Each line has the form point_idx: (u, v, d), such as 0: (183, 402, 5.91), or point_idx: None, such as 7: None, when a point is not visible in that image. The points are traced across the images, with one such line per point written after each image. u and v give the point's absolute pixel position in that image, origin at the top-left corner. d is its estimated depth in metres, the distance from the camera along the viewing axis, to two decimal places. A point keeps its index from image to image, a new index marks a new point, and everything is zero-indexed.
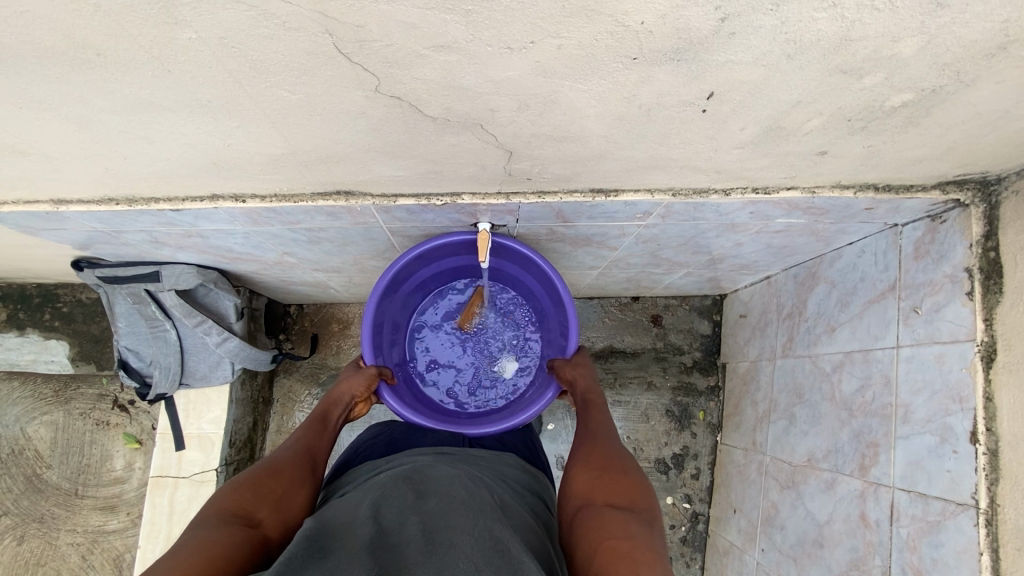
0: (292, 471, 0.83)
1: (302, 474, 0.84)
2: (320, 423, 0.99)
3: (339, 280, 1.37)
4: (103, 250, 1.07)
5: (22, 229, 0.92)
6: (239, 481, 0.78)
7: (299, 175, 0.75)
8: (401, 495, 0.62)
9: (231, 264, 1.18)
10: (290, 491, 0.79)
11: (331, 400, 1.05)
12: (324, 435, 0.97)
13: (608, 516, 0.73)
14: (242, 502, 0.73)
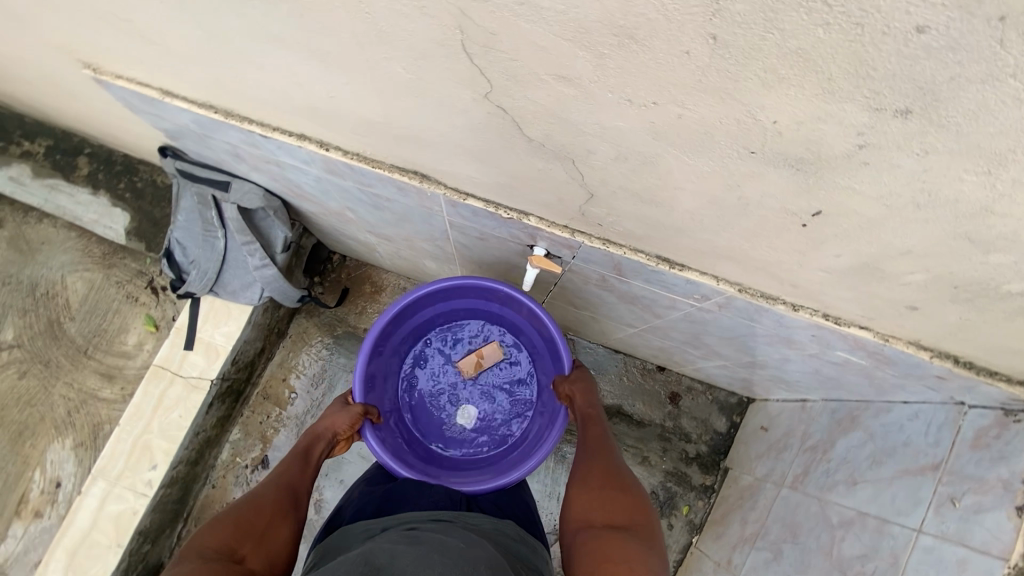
0: (271, 508, 0.90)
1: (281, 510, 0.91)
2: (303, 457, 1.06)
3: (387, 248, 1.39)
4: (191, 147, 1.12)
5: (128, 105, 0.97)
6: (221, 517, 0.86)
7: (385, 145, 0.76)
8: (397, 543, 0.73)
9: (295, 199, 1.21)
10: (269, 523, 0.87)
11: (316, 434, 1.12)
12: (308, 468, 1.05)
13: (610, 536, 0.82)
14: (225, 541, 0.81)
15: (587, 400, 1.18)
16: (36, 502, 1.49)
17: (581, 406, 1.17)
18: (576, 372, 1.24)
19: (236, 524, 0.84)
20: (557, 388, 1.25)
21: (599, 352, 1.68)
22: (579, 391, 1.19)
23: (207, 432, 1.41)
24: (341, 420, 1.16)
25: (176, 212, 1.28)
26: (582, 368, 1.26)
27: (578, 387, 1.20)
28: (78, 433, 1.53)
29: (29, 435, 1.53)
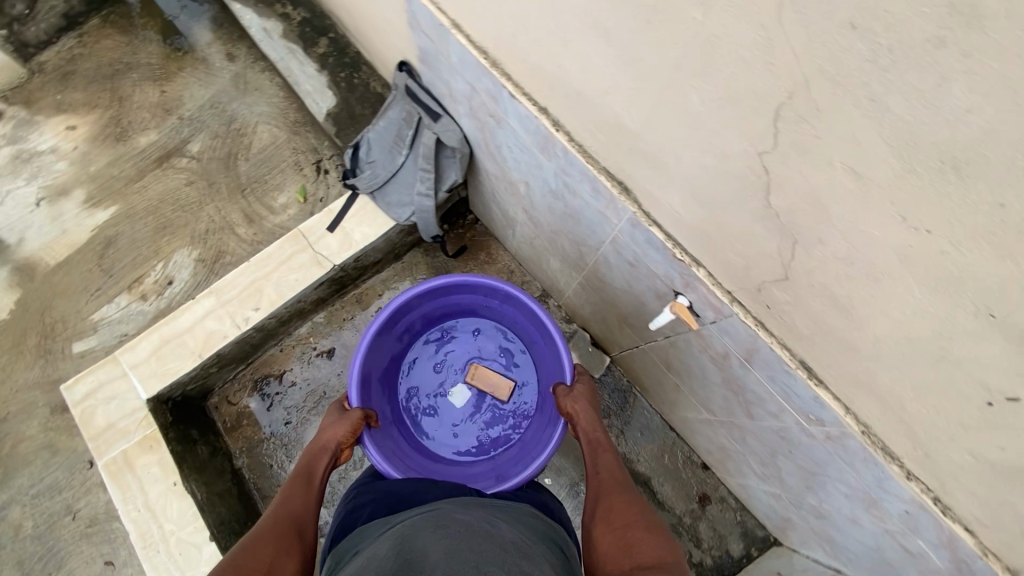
0: (276, 532, 0.91)
1: (288, 532, 0.92)
2: (308, 478, 1.09)
3: (526, 232, 1.48)
4: (429, 74, 1.25)
5: (411, 20, 1.10)
6: (228, 557, 0.83)
7: (617, 150, 0.83)
8: (421, 535, 0.78)
9: (483, 155, 1.31)
10: (272, 547, 0.87)
11: (314, 453, 1.18)
12: (310, 490, 1.06)
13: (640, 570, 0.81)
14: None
15: (589, 420, 1.25)
16: (146, 288, 1.68)
17: (585, 424, 1.24)
18: (577, 388, 1.33)
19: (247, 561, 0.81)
20: (560, 402, 1.31)
21: (653, 418, 1.68)
22: (578, 409, 1.27)
23: (304, 304, 1.53)
24: (341, 429, 1.26)
25: (383, 117, 1.44)
26: (585, 385, 1.35)
27: (581, 407, 1.27)
28: (203, 251, 1.72)
29: (169, 233, 1.73)
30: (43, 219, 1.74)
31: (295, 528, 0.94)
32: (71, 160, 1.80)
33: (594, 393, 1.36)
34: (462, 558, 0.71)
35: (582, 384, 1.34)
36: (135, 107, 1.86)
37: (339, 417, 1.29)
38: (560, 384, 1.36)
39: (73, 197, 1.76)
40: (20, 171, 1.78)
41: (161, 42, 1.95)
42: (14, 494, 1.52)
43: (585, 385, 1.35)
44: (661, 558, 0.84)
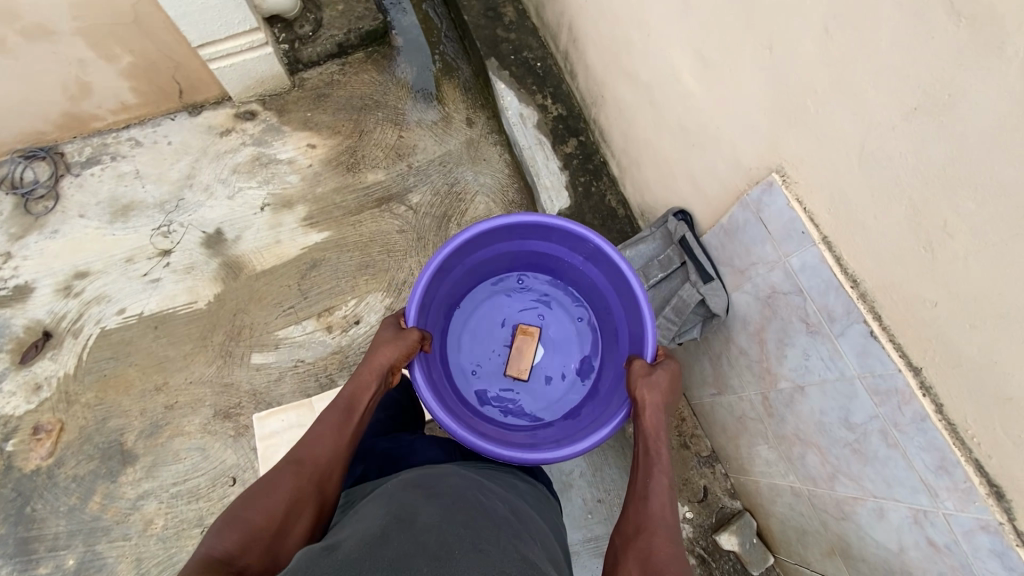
0: (287, 476, 0.89)
1: (302, 477, 0.89)
2: (344, 411, 1.03)
3: (740, 406, 1.37)
4: (721, 243, 1.17)
5: (746, 201, 1.03)
6: (232, 512, 0.82)
7: (1020, 460, 0.72)
8: (416, 502, 0.76)
9: (742, 332, 1.22)
10: (278, 494, 0.85)
11: (360, 380, 1.10)
12: (345, 427, 1.01)
13: None
14: (231, 542, 0.76)
15: (659, 425, 1.07)
16: (333, 320, 1.70)
17: (649, 426, 1.06)
18: (658, 376, 1.12)
19: (244, 516, 0.81)
20: (633, 387, 1.12)
21: None
22: (649, 403, 1.09)
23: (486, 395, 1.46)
24: (389, 347, 1.15)
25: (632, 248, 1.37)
26: (666, 370, 1.14)
27: (653, 397, 1.09)
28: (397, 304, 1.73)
29: (369, 274, 1.76)
30: (262, 224, 1.81)
31: (310, 474, 0.91)
32: (303, 176, 1.88)
33: (675, 384, 1.15)
34: (455, 526, 0.70)
35: (665, 372, 1.13)
36: (370, 143, 1.93)
37: (393, 337, 1.17)
38: (639, 360, 1.16)
39: (294, 212, 1.83)
40: (256, 173, 1.87)
41: (410, 88, 2.03)
42: (155, 487, 1.52)
43: (668, 369, 1.14)
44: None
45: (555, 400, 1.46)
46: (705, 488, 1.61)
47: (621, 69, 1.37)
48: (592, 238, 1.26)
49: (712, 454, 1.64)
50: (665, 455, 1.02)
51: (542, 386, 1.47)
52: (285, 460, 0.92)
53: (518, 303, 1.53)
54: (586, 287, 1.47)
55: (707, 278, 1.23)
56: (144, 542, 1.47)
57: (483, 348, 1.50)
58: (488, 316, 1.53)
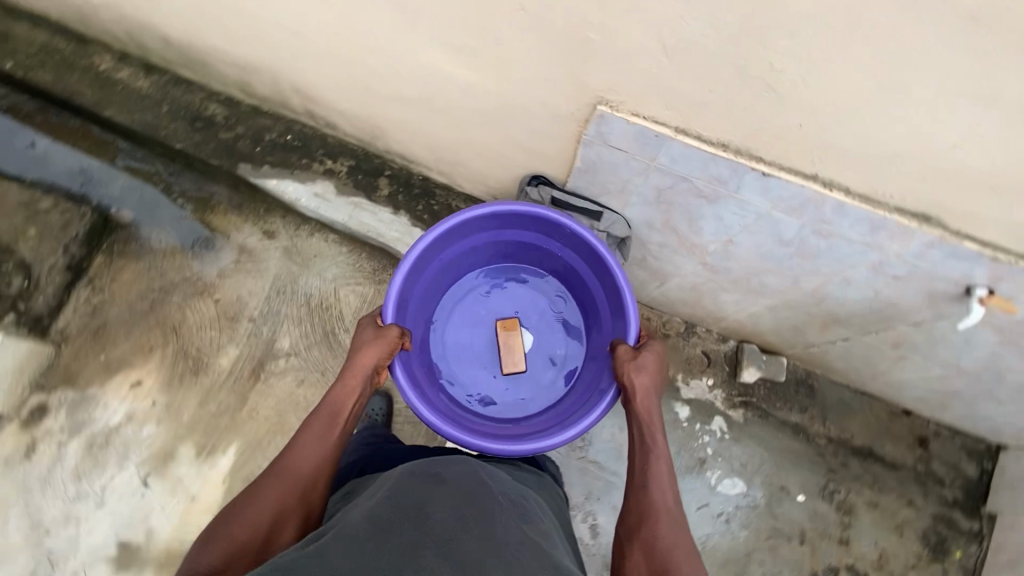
0: (274, 498, 0.84)
1: (293, 500, 0.85)
2: (329, 422, 0.96)
3: (688, 282, 1.44)
4: (585, 178, 1.15)
5: (588, 139, 1.01)
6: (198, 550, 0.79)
7: (927, 186, 0.84)
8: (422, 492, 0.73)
9: (654, 232, 1.25)
10: (273, 523, 0.82)
11: (345, 387, 1.02)
12: (332, 445, 0.94)
13: None
14: (211, 561, 0.75)
15: (650, 403, 1.06)
16: None
17: (640, 406, 1.05)
18: (644, 358, 1.10)
19: (249, 556, 0.77)
20: (618, 370, 1.10)
21: (846, 391, 1.62)
22: (640, 388, 1.06)
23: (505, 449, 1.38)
24: (369, 352, 1.05)
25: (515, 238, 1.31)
26: (651, 352, 1.12)
27: (641, 381, 1.07)
28: None
29: None
30: (163, 496, 1.48)
31: (303, 494, 0.86)
32: (158, 419, 1.55)
33: (662, 364, 1.12)
34: (464, 519, 0.68)
35: (650, 352, 1.11)
36: (194, 330, 1.62)
37: (371, 339, 1.07)
38: (624, 345, 1.14)
39: (183, 457, 1.52)
40: (106, 458, 1.51)
41: (182, 249, 1.68)
42: None
43: (653, 352, 1.12)
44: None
45: (549, 386, 1.40)
46: (704, 353, 1.66)
47: (378, 94, 1.24)
48: (568, 224, 1.15)
49: (685, 322, 1.68)
50: (657, 430, 1.01)
51: (534, 375, 1.41)
52: (262, 477, 0.88)
53: (505, 291, 1.45)
54: (569, 275, 1.39)
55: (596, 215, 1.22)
56: None
57: (458, 338, 1.42)
58: (464, 308, 1.44)
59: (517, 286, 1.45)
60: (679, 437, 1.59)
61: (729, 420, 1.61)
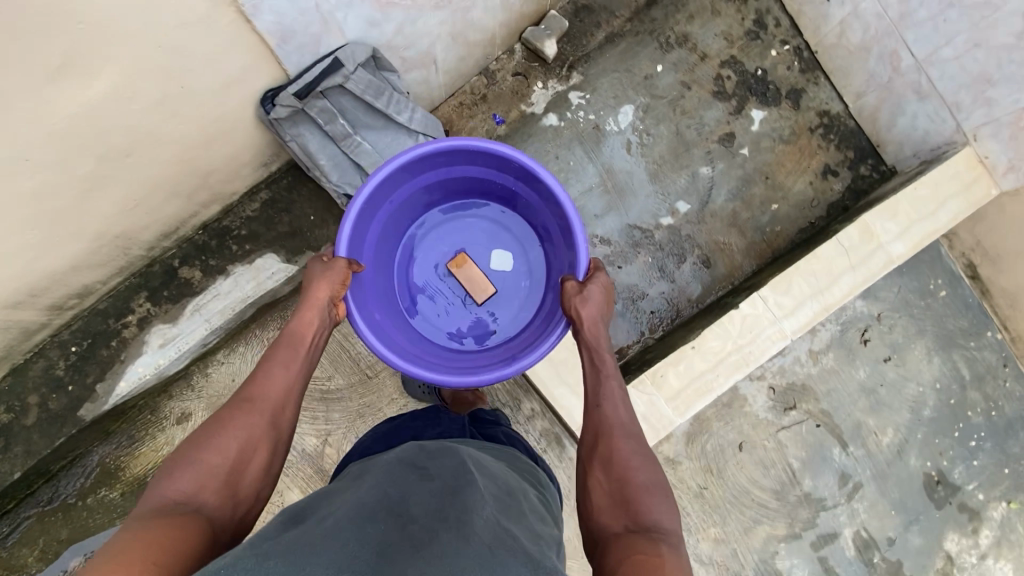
0: (240, 424, 0.87)
1: (257, 423, 0.88)
2: (291, 349, 1.00)
3: (446, 37, 1.41)
4: (293, 45, 1.05)
5: (251, 1, 0.90)
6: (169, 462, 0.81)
7: None
8: (442, 483, 0.72)
9: (388, 27, 1.17)
10: (243, 450, 0.85)
11: (301, 317, 1.05)
12: (297, 377, 0.98)
13: (639, 550, 0.76)
14: (190, 481, 0.78)
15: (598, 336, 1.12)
16: None
17: (589, 334, 1.12)
18: (590, 293, 1.15)
19: (215, 481, 0.80)
20: (566, 304, 1.15)
21: None
22: (588, 318, 1.13)
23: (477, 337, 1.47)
24: (323, 289, 1.07)
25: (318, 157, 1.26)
26: (595, 286, 1.17)
27: (588, 314, 1.13)
28: None
29: None
30: None
31: (266, 415, 0.90)
32: None
33: (609, 296, 1.19)
34: (508, 533, 0.66)
35: (593, 287, 1.15)
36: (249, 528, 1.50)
37: (325, 271, 1.10)
38: (570, 282, 1.18)
39: None
40: None
41: None
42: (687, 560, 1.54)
43: (598, 284, 1.17)
44: (648, 525, 0.82)
45: (501, 318, 1.45)
46: (517, 74, 1.72)
47: (72, 205, 1.03)
48: (514, 158, 1.20)
49: (481, 71, 1.71)
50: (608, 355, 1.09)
51: (501, 303, 1.46)
52: (239, 403, 0.90)
53: (459, 234, 1.47)
54: (524, 211, 1.41)
55: (336, 65, 1.15)
56: (735, 537, 1.55)
57: (420, 276, 1.46)
58: (424, 246, 1.47)
59: (475, 217, 1.47)
60: (570, 133, 1.70)
61: (576, 86, 1.72)
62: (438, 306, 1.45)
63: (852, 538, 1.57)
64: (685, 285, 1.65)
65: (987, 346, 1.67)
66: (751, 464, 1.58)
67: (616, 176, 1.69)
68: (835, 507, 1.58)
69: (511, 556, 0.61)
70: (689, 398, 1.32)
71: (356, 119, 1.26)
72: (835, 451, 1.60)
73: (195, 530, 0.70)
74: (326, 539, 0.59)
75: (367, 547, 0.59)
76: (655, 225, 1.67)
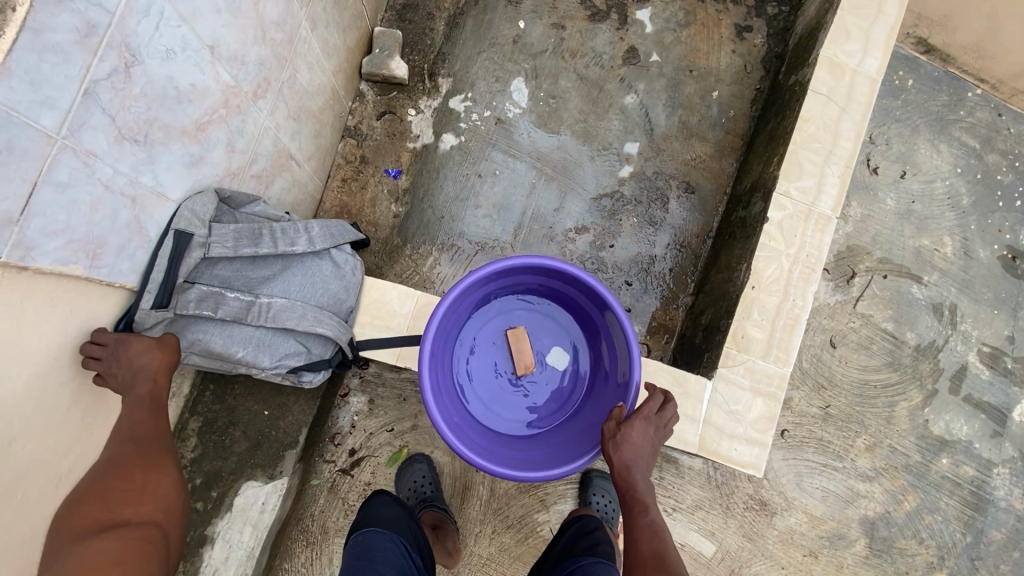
0: (141, 459, 0.73)
1: (158, 458, 0.75)
2: (153, 406, 0.78)
3: (285, 122, 1.10)
4: (112, 253, 0.72)
5: (14, 244, 0.57)
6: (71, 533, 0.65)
7: None
8: None
9: (208, 156, 0.87)
10: (152, 477, 0.73)
11: (140, 384, 0.76)
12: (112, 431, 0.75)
13: None
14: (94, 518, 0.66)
15: (644, 486, 0.83)
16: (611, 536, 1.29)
17: (626, 478, 0.83)
18: (630, 432, 0.86)
19: (135, 504, 0.69)
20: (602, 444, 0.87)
21: None
22: (626, 459, 0.84)
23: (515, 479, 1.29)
24: (150, 357, 0.77)
25: (231, 354, 0.90)
26: (637, 422, 0.86)
27: (635, 447, 0.85)
28: (532, 506, 1.28)
29: None
30: None
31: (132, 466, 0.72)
32: None
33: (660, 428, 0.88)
34: None
35: (635, 431, 0.85)
36: None
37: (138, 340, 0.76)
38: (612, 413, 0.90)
39: None
40: None
41: None
42: (859, 487, 1.35)
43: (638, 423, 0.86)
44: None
45: (525, 420, 1.04)
46: (385, 111, 1.45)
47: None
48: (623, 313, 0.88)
49: (345, 133, 1.43)
50: (651, 502, 0.82)
51: (529, 408, 1.05)
52: (121, 442, 0.75)
53: (545, 330, 1.08)
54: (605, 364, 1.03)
55: (179, 238, 0.81)
56: (884, 434, 1.38)
57: (480, 344, 1.07)
58: (500, 321, 1.08)
59: (565, 326, 1.08)
60: (476, 142, 1.43)
61: (452, 92, 1.46)
62: (483, 382, 1.05)
63: (979, 360, 1.44)
64: (684, 223, 1.44)
65: (975, 106, 1.56)
66: (853, 353, 1.41)
67: (550, 157, 1.44)
68: (948, 342, 1.44)
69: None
70: (784, 340, 1.12)
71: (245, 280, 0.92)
72: (915, 290, 1.46)
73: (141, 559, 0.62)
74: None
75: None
76: (618, 183, 1.45)
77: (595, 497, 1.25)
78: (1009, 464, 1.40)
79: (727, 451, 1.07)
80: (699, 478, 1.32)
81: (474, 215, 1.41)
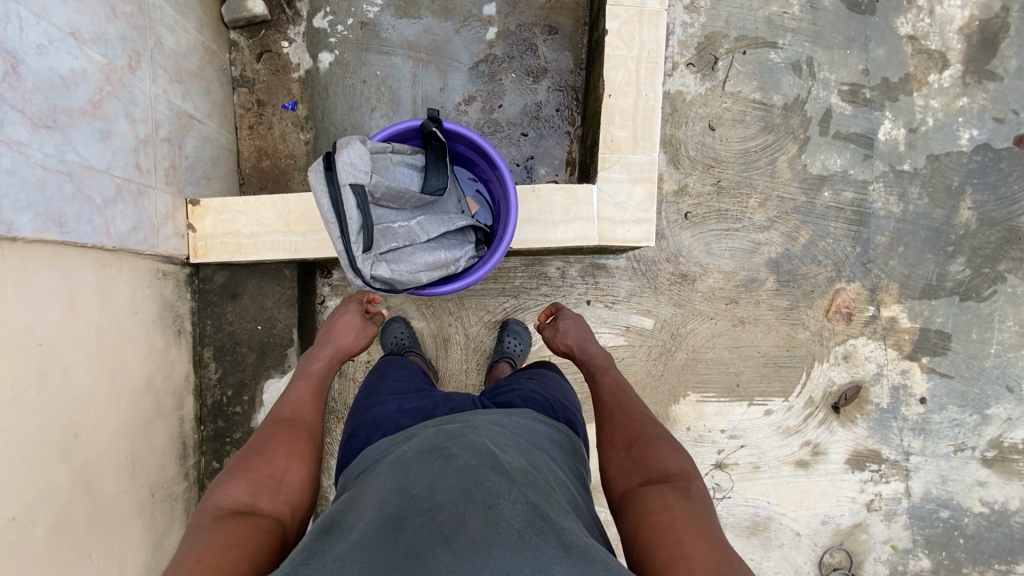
0: (288, 445, 0.85)
1: (298, 445, 0.86)
2: (313, 399, 0.98)
3: (172, 86, 1.25)
4: (72, 219, 0.92)
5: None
6: (227, 473, 0.78)
7: None
8: (451, 477, 0.61)
9: (113, 128, 1.04)
10: (290, 467, 0.82)
11: (321, 361, 1.07)
12: (307, 401, 0.97)
13: (653, 494, 0.79)
14: (244, 493, 0.75)
15: (599, 357, 1.20)
16: None
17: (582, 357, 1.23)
18: (571, 324, 1.30)
19: (274, 494, 0.78)
20: (550, 341, 1.29)
21: None
22: (574, 342, 1.26)
23: (480, 321, 1.57)
24: (347, 339, 1.13)
25: (404, 267, 1.02)
26: (571, 318, 1.32)
27: (576, 337, 1.26)
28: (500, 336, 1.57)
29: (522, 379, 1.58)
30: None
31: (302, 437, 0.89)
32: None
33: (581, 322, 1.33)
34: (477, 484, 0.60)
35: (570, 321, 1.30)
36: None
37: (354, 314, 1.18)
38: (548, 325, 1.35)
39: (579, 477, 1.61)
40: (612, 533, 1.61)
41: None
42: (758, 239, 1.61)
43: (566, 315, 1.33)
44: (663, 474, 0.83)
45: None
46: (261, 52, 1.55)
47: (92, 507, 0.95)
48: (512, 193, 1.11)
49: (234, 85, 1.54)
50: (609, 367, 1.16)
51: None
52: (276, 423, 0.90)
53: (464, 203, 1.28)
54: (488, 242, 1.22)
55: (357, 187, 0.93)
56: (771, 188, 1.61)
57: None
58: None
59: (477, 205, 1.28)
60: (351, 52, 1.55)
61: (313, 12, 1.55)
62: None
63: (841, 99, 1.63)
64: (556, 65, 1.58)
65: None
66: (731, 130, 1.61)
67: (421, 43, 1.56)
68: (811, 92, 1.63)
69: (544, 539, 0.55)
70: (646, 130, 1.32)
71: (383, 191, 1.00)
72: (773, 55, 1.62)
73: (256, 545, 0.68)
74: (336, 553, 0.55)
75: (394, 558, 0.53)
76: (488, 46, 1.57)
77: (508, 339, 1.52)
78: (881, 178, 1.64)
79: (622, 234, 1.32)
80: (627, 272, 1.58)
81: (372, 118, 1.56)
